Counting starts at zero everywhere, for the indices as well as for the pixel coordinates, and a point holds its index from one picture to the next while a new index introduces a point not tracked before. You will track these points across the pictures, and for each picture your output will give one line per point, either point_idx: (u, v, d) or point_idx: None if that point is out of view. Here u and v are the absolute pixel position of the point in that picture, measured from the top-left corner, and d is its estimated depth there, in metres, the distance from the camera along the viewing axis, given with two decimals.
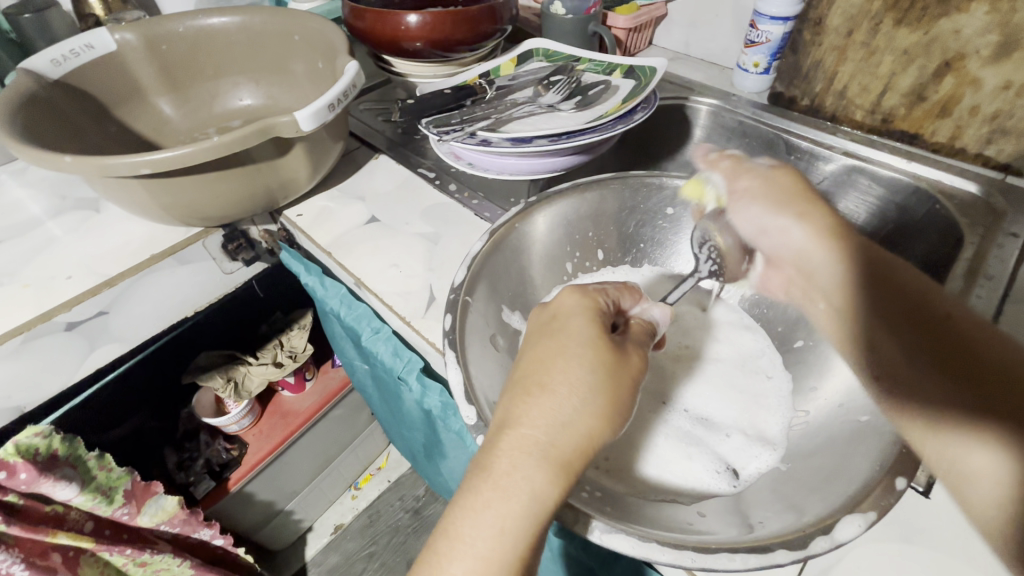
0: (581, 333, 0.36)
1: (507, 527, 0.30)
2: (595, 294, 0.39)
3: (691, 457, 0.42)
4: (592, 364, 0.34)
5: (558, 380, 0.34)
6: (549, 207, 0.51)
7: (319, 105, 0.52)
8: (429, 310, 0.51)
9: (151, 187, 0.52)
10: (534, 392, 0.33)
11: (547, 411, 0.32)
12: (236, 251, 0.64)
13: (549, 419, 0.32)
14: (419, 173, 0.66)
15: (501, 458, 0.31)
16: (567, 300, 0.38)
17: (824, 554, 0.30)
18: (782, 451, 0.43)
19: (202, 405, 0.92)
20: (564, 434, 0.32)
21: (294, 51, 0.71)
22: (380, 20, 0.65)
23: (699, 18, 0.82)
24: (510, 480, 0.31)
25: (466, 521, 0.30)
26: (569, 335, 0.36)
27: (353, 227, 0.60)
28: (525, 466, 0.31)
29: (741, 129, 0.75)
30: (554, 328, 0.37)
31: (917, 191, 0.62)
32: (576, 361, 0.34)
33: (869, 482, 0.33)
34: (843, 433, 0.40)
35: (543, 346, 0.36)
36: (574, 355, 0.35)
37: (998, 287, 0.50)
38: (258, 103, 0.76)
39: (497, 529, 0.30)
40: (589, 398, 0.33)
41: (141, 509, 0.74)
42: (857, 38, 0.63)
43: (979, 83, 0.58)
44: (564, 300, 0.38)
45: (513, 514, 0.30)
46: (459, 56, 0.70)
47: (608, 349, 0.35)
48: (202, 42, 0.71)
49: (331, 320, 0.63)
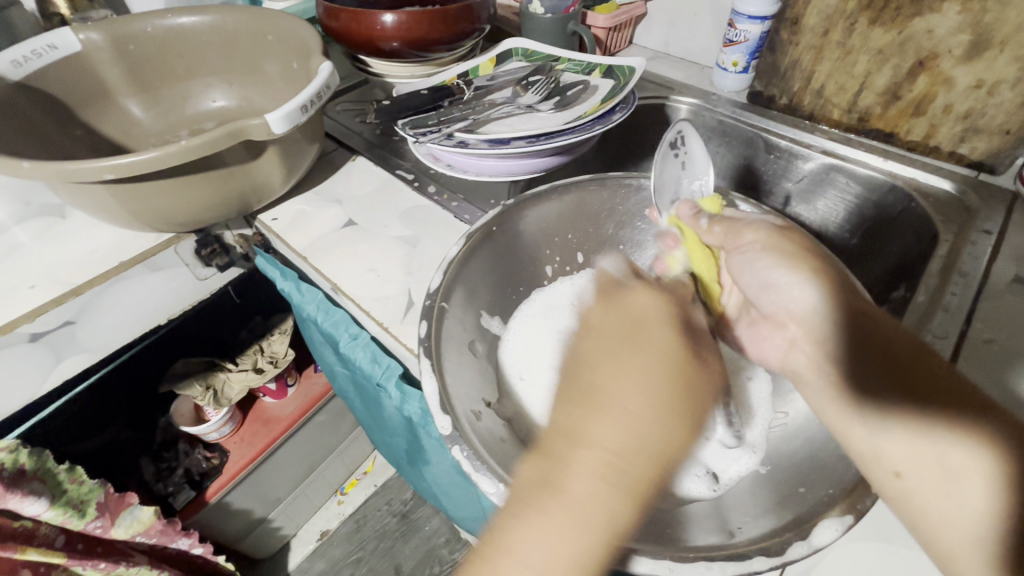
0: (655, 343, 0.37)
1: (577, 551, 0.31)
2: (619, 293, 0.42)
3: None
4: (666, 367, 0.36)
5: (618, 390, 0.35)
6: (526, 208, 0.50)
7: (292, 107, 0.51)
8: (407, 316, 0.50)
9: (117, 193, 0.51)
10: (585, 400, 0.35)
11: (596, 423, 0.34)
12: (210, 257, 0.63)
13: (614, 432, 0.33)
14: (397, 175, 0.65)
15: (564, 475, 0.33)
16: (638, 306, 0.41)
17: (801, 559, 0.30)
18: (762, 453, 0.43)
19: (180, 414, 0.90)
20: (625, 442, 0.33)
21: (268, 52, 0.69)
22: (354, 19, 0.64)
23: (678, 17, 0.82)
24: (588, 504, 0.31)
25: (523, 544, 0.31)
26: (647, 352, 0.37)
27: (329, 231, 0.59)
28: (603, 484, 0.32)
29: (721, 128, 0.75)
30: (597, 336, 0.38)
31: (893, 190, 0.63)
32: (630, 366, 0.36)
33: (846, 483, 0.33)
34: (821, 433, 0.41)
35: (597, 355, 0.37)
36: (628, 362, 0.36)
37: (972, 284, 0.50)
38: (232, 104, 0.74)
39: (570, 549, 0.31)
40: (652, 409, 0.34)
41: (116, 522, 0.72)
42: (833, 38, 0.64)
43: (952, 82, 0.59)
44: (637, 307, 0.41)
45: (579, 528, 0.31)
46: (437, 55, 0.69)
47: (683, 362, 0.37)
48: (172, 42, 0.68)
49: (309, 327, 0.62)
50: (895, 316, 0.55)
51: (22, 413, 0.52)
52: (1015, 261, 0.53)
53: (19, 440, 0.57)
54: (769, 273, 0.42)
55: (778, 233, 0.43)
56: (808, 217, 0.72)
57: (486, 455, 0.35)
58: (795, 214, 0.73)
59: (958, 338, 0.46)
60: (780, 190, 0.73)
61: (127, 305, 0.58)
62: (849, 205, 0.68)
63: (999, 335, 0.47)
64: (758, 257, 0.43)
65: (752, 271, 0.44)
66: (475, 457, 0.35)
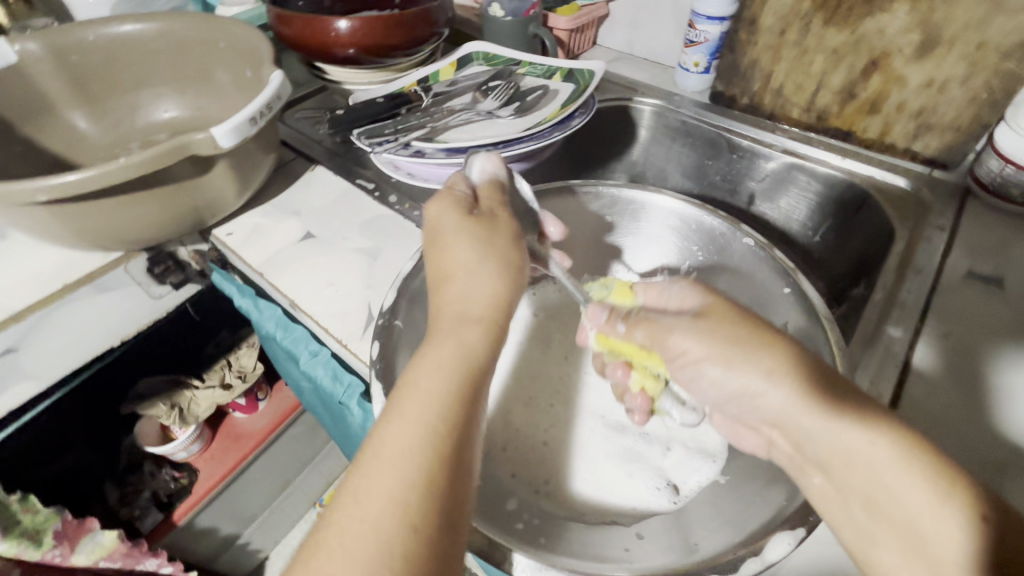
0: (501, 238, 0.40)
1: (398, 501, 0.27)
2: (452, 187, 0.43)
3: (632, 475, 0.42)
4: (477, 244, 0.39)
5: (456, 265, 0.38)
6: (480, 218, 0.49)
7: (240, 120, 0.49)
8: (366, 331, 0.49)
9: (57, 214, 0.49)
10: (441, 282, 0.38)
11: (443, 375, 0.32)
12: (164, 274, 0.60)
13: (442, 361, 0.33)
14: (357, 185, 0.64)
15: (398, 417, 0.30)
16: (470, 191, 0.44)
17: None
18: (722, 463, 0.43)
19: (146, 435, 0.87)
20: (474, 300, 0.37)
21: (219, 60, 0.67)
22: (307, 26, 0.62)
23: (640, 18, 0.81)
24: (400, 443, 0.29)
25: (343, 509, 0.28)
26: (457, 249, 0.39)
27: (286, 245, 0.57)
28: (444, 339, 0.34)
29: (684, 128, 0.75)
30: (434, 234, 0.40)
31: (851, 188, 0.64)
32: (463, 245, 0.39)
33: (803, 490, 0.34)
34: None
35: (432, 251, 0.40)
36: (454, 245, 0.39)
37: (926, 281, 0.51)
38: (184, 115, 0.71)
39: (386, 490, 0.27)
40: (487, 268, 0.38)
41: (76, 549, 0.70)
42: (789, 38, 0.64)
43: (904, 81, 0.60)
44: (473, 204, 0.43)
45: (404, 478, 0.28)
46: (396, 61, 0.67)
47: (482, 221, 0.40)
48: (117, 52, 0.66)
49: (270, 344, 0.60)
50: (856, 313, 0.55)
51: None
52: (967, 256, 0.54)
53: None
54: (712, 369, 0.37)
55: (703, 332, 0.37)
56: (772, 215, 0.72)
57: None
58: (760, 213, 0.74)
59: (915, 335, 0.47)
60: (745, 189, 0.73)
61: (75, 329, 0.55)
62: (810, 203, 0.68)
63: (952, 330, 0.48)
64: (702, 368, 0.37)
65: (707, 385, 0.38)
66: None
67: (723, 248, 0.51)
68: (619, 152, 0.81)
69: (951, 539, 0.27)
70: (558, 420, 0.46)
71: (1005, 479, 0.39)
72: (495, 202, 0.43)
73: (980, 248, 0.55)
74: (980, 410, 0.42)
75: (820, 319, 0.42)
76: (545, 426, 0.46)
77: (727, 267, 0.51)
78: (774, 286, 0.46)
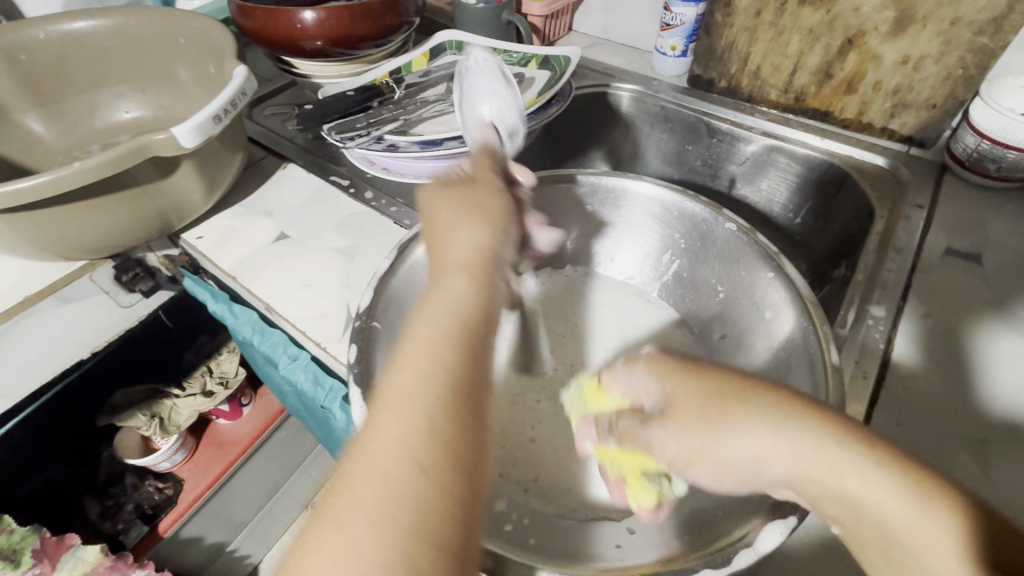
0: (485, 195, 0.38)
1: (409, 439, 0.25)
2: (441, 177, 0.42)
3: None
4: (454, 203, 0.38)
5: (442, 218, 0.37)
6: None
7: (203, 118, 0.47)
8: (346, 333, 0.48)
9: (11, 222, 0.46)
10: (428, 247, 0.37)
11: (452, 327, 0.30)
12: (132, 282, 0.58)
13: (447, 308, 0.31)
14: (331, 181, 0.62)
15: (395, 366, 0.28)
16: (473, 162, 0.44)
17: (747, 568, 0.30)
18: None
19: (125, 445, 0.84)
20: (455, 250, 0.35)
21: (180, 55, 0.64)
22: (271, 18, 0.60)
23: (616, 2, 0.80)
24: (398, 387, 0.27)
25: (352, 459, 0.26)
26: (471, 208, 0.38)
27: (259, 247, 0.55)
28: (436, 283, 0.33)
29: (663, 114, 0.74)
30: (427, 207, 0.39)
31: (831, 168, 0.64)
32: (444, 210, 0.38)
33: None
34: None
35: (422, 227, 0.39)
36: (442, 207, 0.38)
37: (907, 259, 0.51)
38: (147, 114, 0.68)
39: (390, 435, 0.26)
40: (466, 220, 0.36)
41: (57, 566, 0.69)
42: (765, 19, 0.64)
43: (879, 59, 0.59)
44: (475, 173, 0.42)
45: (412, 428, 0.26)
46: (366, 53, 0.65)
47: (459, 186, 0.39)
48: (71, 50, 0.63)
49: (249, 349, 0.58)
50: (839, 294, 0.55)
51: None
52: (945, 233, 0.55)
53: None
54: (720, 446, 0.30)
55: (674, 408, 0.32)
56: (754, 198, 0.72)
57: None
58: (741, 196, 0.73)
59: (896, 313, 0.47)
60: (726, 173, 0.73)
61: (40, 342, 0.52)
62: (791, 184, 0.68)
63: (933, 308, 0.48)
64: (692, 440, 0.31)
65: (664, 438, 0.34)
66: None
67: (706, 232, 0.50)
68: (598, 140, 0.80)
69: (938, 537, 0.25)
70: (543, 417, 0.46)
71: (988, 455, 0.39)
72: (488, 172, 0.42)
73: (958, 225, 0.55)
74: (962, 387, 0.43)
75: (800, 295, 0.41)
76: (532, 423, 0.45)
77: (712, 251, 0.50)
78: (758, 269, 0.45)
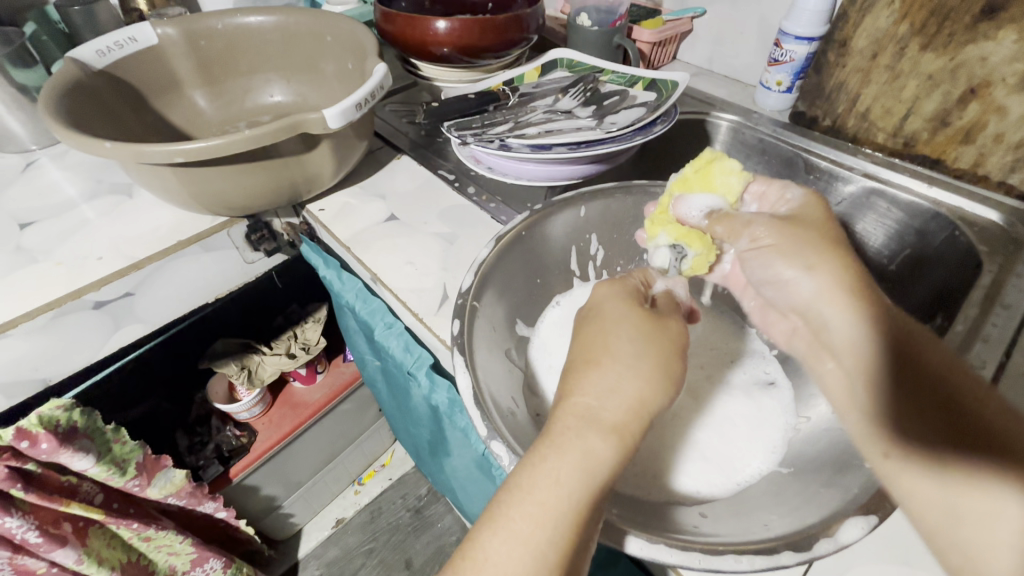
0: (625, 341, 0.37)
1: None
2: None
3: (701, 469, 0.42)
4: (637, 336, 0.37)
5: (606, 354, 0.36)
6: (565, 213, 0.53)
7: (348, 105, 0.54)
8: (441, 308, 0.52)
9: (180, 174, 0.54)
10: (582, 366, 0.36)
11: (546, 479, 0.31)
12: (259, 242, 0.66)
13: (542, 514, 0.30)
14: (439, 175, 0.67)
15: None
16: (619, 339, 0.37)
17: (828, 556, 0.30)
18: (782, 455, 0.43)
19: (215, 392, 0.94)
20: (613, 401, 0.34)
21: (326, 52, 0.73)
22: (409, 25, 0.68)
23: (724, 35, 0.82)
24: None
25: None
26: (576, 442, 0.32)
27: (372, 224, 0.62)
28: (577, 429, 0.33)
29: (761, 146, 0.75)
30: (595, 316, 0.39)
31: (936, 217, 0.62)
32: (623, 334, 0.37)
33: (870, 485, 0.33)
34: (844, 437, 0.40)
35: (587, 330, 0.39)
36: (626, 335, 0.37)
37: (1015, 316, 0.49)
38: (288, 100, 0.78)
39: None
40: (638, 367, 0.35)
41: (152, 482, 0.75)
42: (882, 61, 0.63)
43: (1004, 111, 0.57)
44: (609, 410, 0.33)
45: None
46: (485, 62, 0.72)
47: (655, 327, 0.38)
48: (239, 39, 0.73)
49: (346, 314, 0.65)
50: (931, 345, 0.54)
51: (103, 361, 0.58)
52: None
53: (73, 400, 0.60)
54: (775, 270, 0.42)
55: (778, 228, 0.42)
56: (846, 240, 0.70)
57: (507, 435, 0.37)
58: (832, 237, 0.71)
59: (995, 370, 0.45)
60: None
61: (182, 282, 0.62)
62: (889, 230, 0.66)
63: None
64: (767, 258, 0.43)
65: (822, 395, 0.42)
66: (513, 452, 0.36)
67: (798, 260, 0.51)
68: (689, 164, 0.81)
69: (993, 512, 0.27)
70: None
71: None
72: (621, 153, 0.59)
73: None
74: None
75: None
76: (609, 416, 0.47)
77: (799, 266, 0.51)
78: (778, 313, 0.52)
